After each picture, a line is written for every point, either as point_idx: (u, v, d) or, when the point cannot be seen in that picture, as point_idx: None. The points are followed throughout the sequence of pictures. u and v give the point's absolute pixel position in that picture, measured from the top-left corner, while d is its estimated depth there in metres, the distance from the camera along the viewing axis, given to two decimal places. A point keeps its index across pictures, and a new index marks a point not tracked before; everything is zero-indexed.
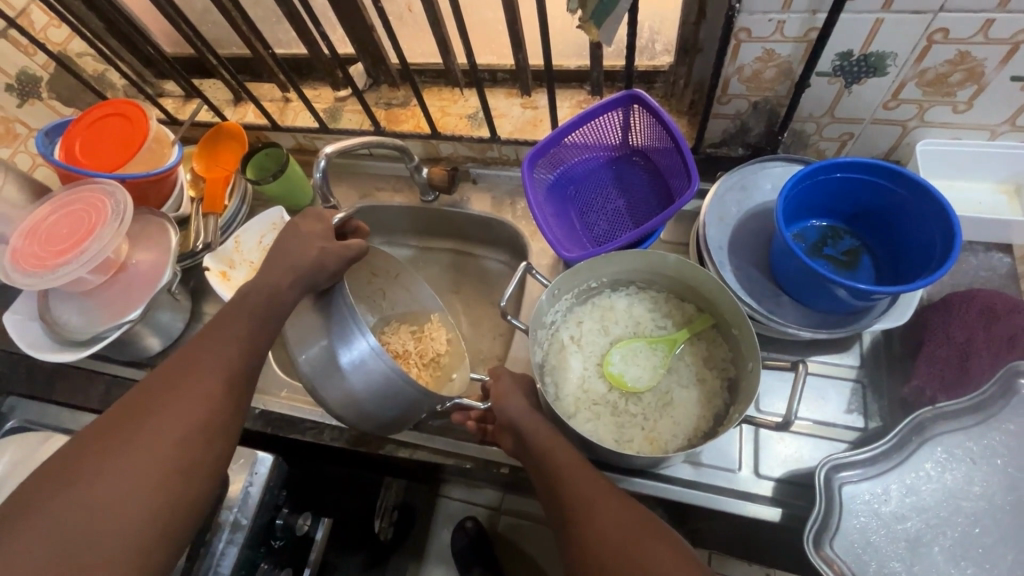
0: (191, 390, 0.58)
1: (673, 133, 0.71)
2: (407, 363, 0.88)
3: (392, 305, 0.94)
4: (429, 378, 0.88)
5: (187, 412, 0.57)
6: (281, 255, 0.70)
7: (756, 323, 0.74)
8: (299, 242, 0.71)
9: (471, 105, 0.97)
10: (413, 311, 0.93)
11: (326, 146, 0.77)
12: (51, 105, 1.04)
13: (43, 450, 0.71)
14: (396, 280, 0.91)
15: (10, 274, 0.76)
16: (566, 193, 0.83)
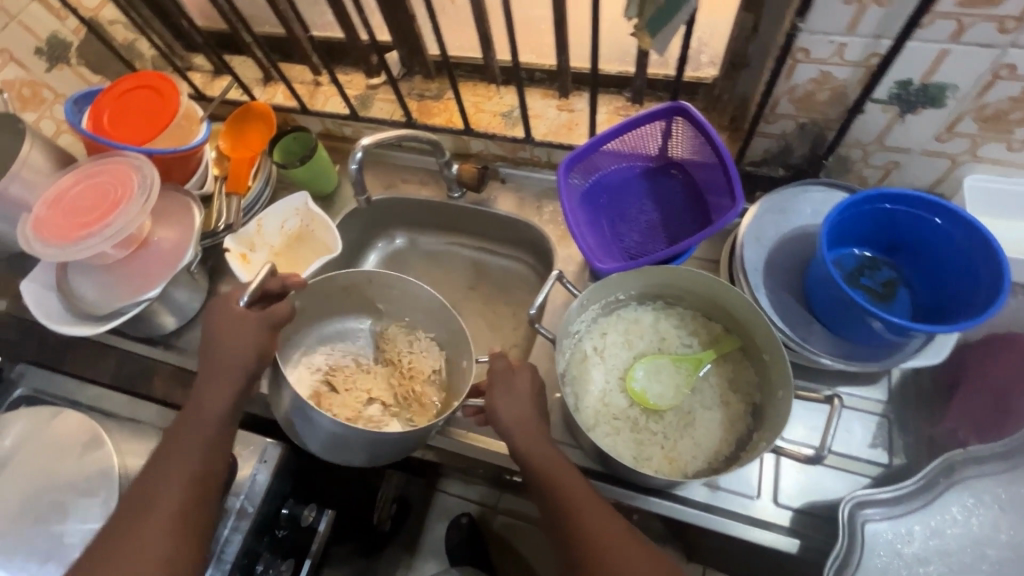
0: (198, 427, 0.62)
1: (719, 149, 0.69)
2: (401, 373, 0.83)
3: (372, 303, 0.87)
4: (441, 383, 0.83)
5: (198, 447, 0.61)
6: (217, 349, 0.64)
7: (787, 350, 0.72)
8: (225, 333, 0.65)
9: (506, 102, 0.96)
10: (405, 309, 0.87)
11: (363, 139, 0.75)
12: (79, 71, 1.03)
13: (49, 429, 0.69)
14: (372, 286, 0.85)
15: (31, 243, 0.75)
16: (599, 201, 0.82)
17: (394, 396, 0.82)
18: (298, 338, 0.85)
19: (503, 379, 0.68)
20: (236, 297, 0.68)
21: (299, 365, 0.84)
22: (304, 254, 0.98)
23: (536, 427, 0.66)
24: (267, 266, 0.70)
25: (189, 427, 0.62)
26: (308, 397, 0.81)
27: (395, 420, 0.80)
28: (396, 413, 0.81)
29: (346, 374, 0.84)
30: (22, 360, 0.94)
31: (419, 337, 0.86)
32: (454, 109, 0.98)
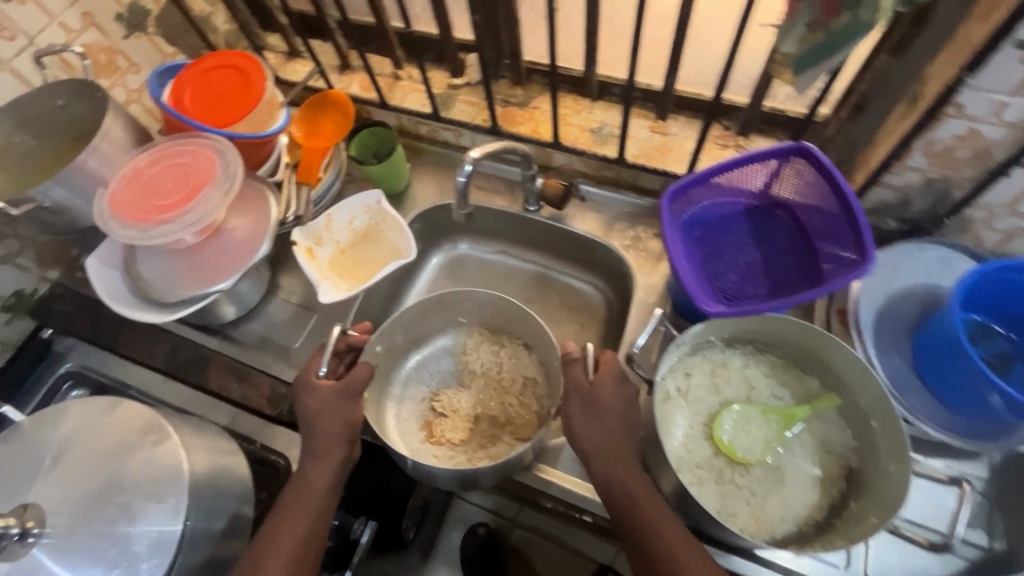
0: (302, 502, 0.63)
1: (846, 196, 0.65)
2: (501, 384, 0.85)
3: (453, 316, 0.89)
4: (540, 391, 0.83)
5: (302, 525, 0.62)
6: (316, 429, 0.65)
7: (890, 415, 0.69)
8: (318, 411, 0.66)
9: (595, 118, 0.92)
10: (486, 317, 0.88)
11: (472, 151, 0.72)
12: (154, 41, 0.99)
13: (109, 422, 0.65)
14: (441, 307, 0.86)
15: (108, 223, 0.72)
16: (696, 235, 0.78)
17: (500, 407, 0.83)
18: (397, 375, 0.87)
19: (591, 395, 0.67)
20: (314, 370, 0.70)
21: (402, 402, 0.86)
22: (371, 255, 0.93)
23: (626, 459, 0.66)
24: (337, 330, 0.71)
25: (295, 501, 0.63)
26: (421, 429, 0.83)
27: (504, 434, 0.80)
28: (503, 425, 0.81)
29: (449, 397, 0.85)
30: (73, 334, 0.91)
31: (508, 350, 0.88)
32: (541, 120, 0.94)
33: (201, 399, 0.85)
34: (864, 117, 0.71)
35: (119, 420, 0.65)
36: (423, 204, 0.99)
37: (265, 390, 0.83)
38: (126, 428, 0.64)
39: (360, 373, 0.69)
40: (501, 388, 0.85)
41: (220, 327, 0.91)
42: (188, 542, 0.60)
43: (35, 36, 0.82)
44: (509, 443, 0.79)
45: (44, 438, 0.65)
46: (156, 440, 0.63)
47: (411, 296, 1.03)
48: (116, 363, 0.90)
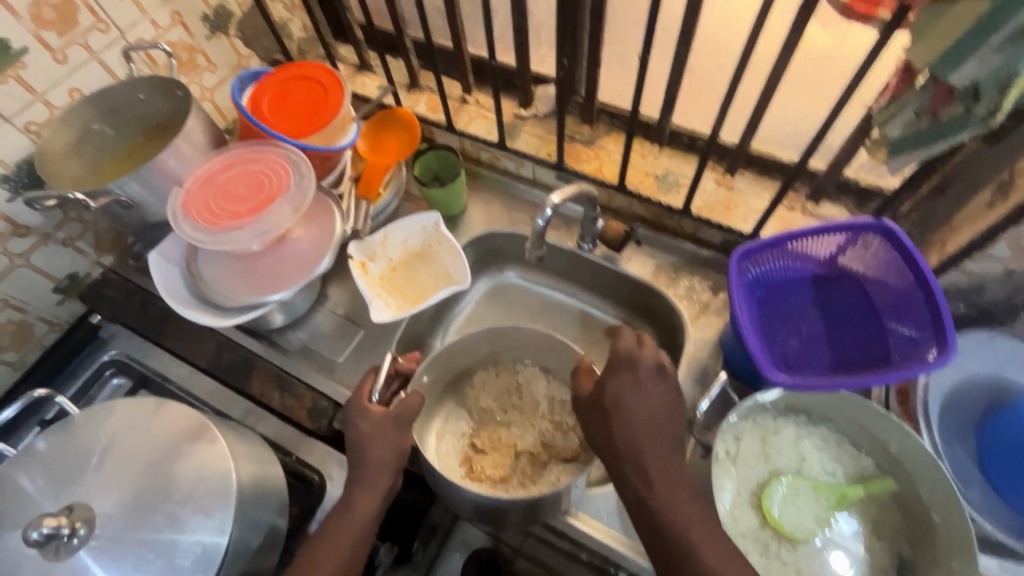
0: (344, 527, 0.63)
1: (929, 281, 0.64)
2: (536, 413, 0.86)
3: (494, 351, 0.89)
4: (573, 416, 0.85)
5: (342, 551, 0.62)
6: (367, 454, 0.65)
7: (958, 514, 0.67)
8: (371, 436, 0.66)
9: (661, 164, 0.92)
10: (523, 349, 0.88)
11: (552, 195, 0.72)
12: (233, 42, 1.01)
13: (159, 422, 0.66)
14: (483, 342, 0.87)
15: (180, 223, 0.72)
16: (760, 298, 0.77)
17: (537, 437, 0.83)
18: (437, 409, 0.87)
19: (609, 397, 0.64)
20: (366, 394, 0.70)
21: (442, 437, 0.85)
22: (423, 277, 0.93)
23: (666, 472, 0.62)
24: (389, 355, 0.74)
25: (338, 526, 0.63)
26: (460, 465, 0.83)
27: (546, 471, 0.80)
28: (545, 459, 0.81)
29: (488, 433, 0.85)
30: (120, 322, 0.91)
31: (541, 379, 0.88)
32: (606, 160, 0.94)
33: (243, 404, 0.85)
34: (944, 197, 0.71)
35: (168, 422, 0.65)
36: (476, 230, 0.99)
37: (306, 402, 0.82)
38: (176, 431, 0.65)
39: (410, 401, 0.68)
40: (537, 417, 0.86)
41: (266, 333, 0.91)
42: (232, 555, 0.60)
43: (127, 30, 0.84)
44: (551, 477, 0.80)
45: (94, 431, 0.65)
46: (206, 448, 0.63)
47: (454, 322, 1.02)
48: (160, 357, 0.90)
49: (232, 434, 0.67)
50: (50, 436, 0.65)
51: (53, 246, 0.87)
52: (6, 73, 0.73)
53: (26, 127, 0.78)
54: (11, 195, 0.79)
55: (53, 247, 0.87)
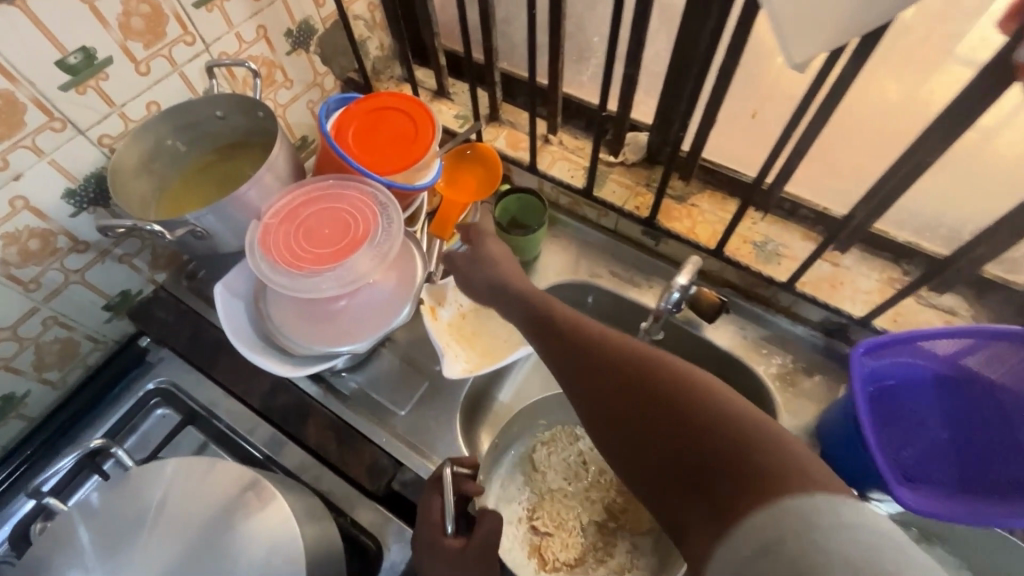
0: None
1: None
2: (595, 480, 0.81)
3: (533, 417, 0.87)
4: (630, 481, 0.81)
5: None
6: None
7: None
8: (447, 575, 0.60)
9: (760, 231, 0.86)
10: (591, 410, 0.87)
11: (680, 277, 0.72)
12: (312, 59, 0.96)
13: (212, 487, 0.61)
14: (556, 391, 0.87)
15: (260, 264, 0.67)
16: (877, 396, 0.69)
17: (602, 507, 0.79)
18: (489, 489, 0.82)
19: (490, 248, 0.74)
20: (440, 525, 0.62)
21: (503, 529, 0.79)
22: (494, 326, 0.87)
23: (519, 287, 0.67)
24: (446, 469, 0.65)
25: None
26: (530, 556, 0.77)
27: (617, 540, 0.78)
28: (616, 530, 0.78)
29: (550, 509, 0.80)
30: (171, 348, 0.86)
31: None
32: (700, 219, 0.88)
33: (297, 453, 0.78)
34: None
35: (224, 482, 0.61)
36: (552, 279, 0.93)
37: (365, 459, 0.75)
38: (234, 495, 0.60)
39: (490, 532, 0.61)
40: (597, 484, 0.81)
41: (324, 374, 0.85)
42: None
43: (211, 43, 0.78)
44: (626, 554, 0.77)
45: (143, 493, 0.61)
46: (265, 516, 0.59)
47: None
48: (210, 390, 0.84)
49: (298, 503, 0.61)
50: (104, 489, 0.61)
51: (109, 263, 0.81)
52: (86, 84, 0.68)
53: (100, 140, 0.73)
54: (75, 210, 0.74)
55: (109, 264, 0.81)
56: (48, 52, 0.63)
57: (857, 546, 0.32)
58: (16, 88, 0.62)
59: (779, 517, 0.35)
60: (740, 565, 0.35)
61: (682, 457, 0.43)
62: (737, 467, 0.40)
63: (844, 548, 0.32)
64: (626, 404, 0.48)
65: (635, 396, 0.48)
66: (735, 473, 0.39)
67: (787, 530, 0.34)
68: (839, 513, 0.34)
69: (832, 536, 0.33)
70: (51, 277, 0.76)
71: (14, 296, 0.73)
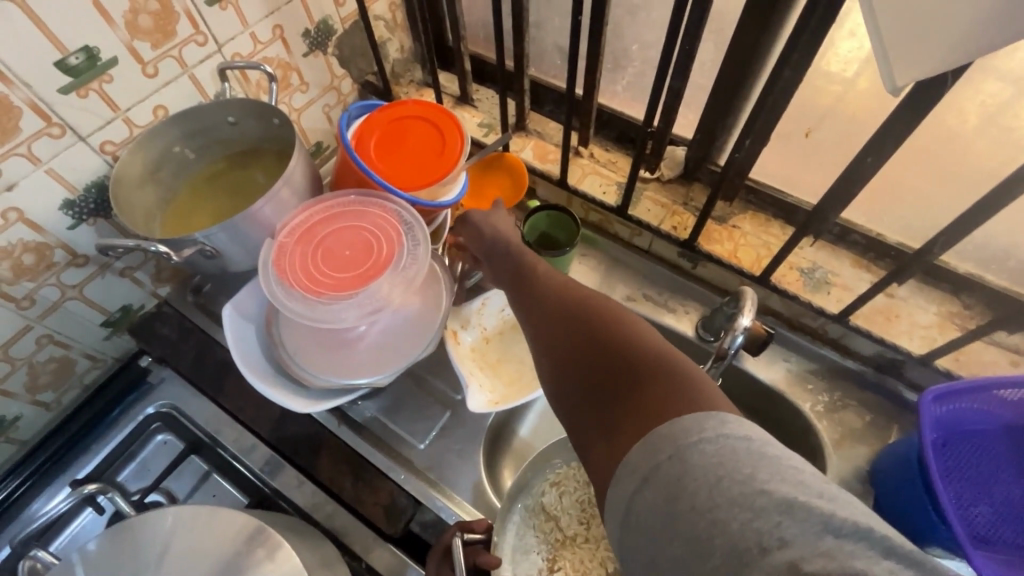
0: None
1: None
2: None
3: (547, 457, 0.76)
4: None
5: None
6: None
7: None
8: None
9: (806, 257, 0.80)
10: None
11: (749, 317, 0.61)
12: (329, 61, 0.90)
13: (217, 538, 0.55)
14: None
15: (275, 291, 0.62)
16: (943, 446, 0.64)
17: None
18: (503, 547, 0.70)
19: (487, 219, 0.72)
20: None
21: None
22: (520, 353, 0.81)
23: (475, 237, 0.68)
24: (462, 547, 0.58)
25: None
26: None
27: None
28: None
29: (572, 559, 0.71)
30: (174, 368, 0.80)
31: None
32: (742, 243, 0.82)
33: (308, 489, 0.73)
34: None
35: (229, 532, 0.55)
36: None
37: (382, 497, 0.70)
38: (240, 546, 0.55)
39: None
40: None
41: None
42: None
43: (224, 43, 0.72)
44: None
45: (138, 545, 0.55)
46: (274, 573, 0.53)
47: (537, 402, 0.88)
48: (215, 416, 0.78)
49: (311, 555, 0.56)
50: (101, 536, 0.56)
51: (109, 277, 0.76)
52: (89, 86, 0.62)
53: (101, 147, 0.67)
54: (74, 221, 0.68)
55: (109, 278, 0.76)
56: (47, 52, 0.57)
57: (716, 457, 0.35)
58: (10, 91, 0.56)
59: (651, 439, 0.37)
60: (628, 496, 0.37)
61: (590, 394, 0.45)
62: (632, 396, 0.41)
63: (706, 463, 0.35)
64: (552, 334, 0.50)
65: (554, 340, 0.49)
66: (628, 403, 0.41)
67: (658, 453, 0.37)
68: (704, 429, 0.36)
69: (695, 452, 0.35)
70: (45, 294, 0.70)
71: (6, 315, 0.67)
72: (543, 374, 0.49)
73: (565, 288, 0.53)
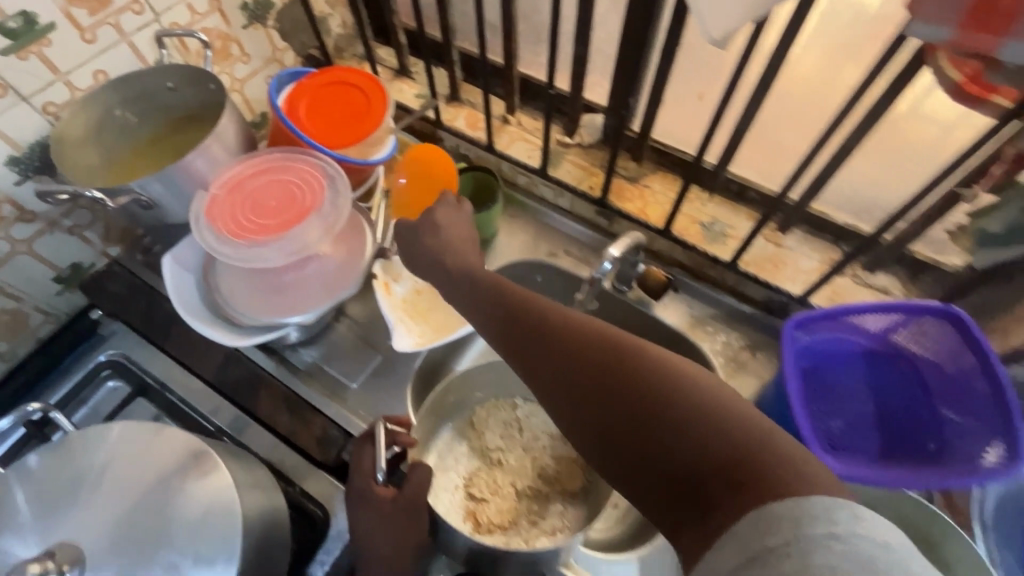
0: None
1: (987, 353, 0.63)
2: (531, 450, 0.80)
3: (472, 390, 0.83)
4: (561, 446, 0.80)
5: None
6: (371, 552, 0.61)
7: None
8: (374, 531, 0.61)
9: (708, 212, 0.88)
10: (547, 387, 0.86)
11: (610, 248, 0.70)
12: (269, 33, 0.95)
13: (157, 452, 0.61)
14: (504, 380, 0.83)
15: (205, 233, 0.68)
16: (807, 368, 0.72)
17: (538, 474, 0.78)
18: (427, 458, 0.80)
19: (434, 222, 0.70)
20: (372, 475, 0.63)
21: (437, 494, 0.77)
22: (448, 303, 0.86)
23: (427, 238, 0.69)
24: (381, 425, 0.63)
25: None
26: (464, 519, 0.75)
27: (551, 504, 0.76)
28: (551, 494, 0.77)
29: (486, 477, 0.79)
30: (122, 320, 0.85)
31: (542, 412, 0.82)
32: (651, 200, 0.90)
33: (248, 425, 0.79)
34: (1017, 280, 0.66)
35: (166, 449, 0.61)
36: (508, 259, 0.94)
37: (315, 430, 0.77)
38: (177, 459, 0.60)
39: (419, 492, 0.63)
40: (539, 453, 0.80)
41: (277, 348, 0.86)
42: None
43: (162, 13, 0.78)
44: (561, 517, 0.75)
45: (84, 457, 0.60)
46: (205, 480, 0.59)
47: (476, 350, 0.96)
48: (161, 362, 0.84)
49: (239, 469, 0.63)
50: (43, 453, 0.61)
51: (58, 234, 0.81)
52: (28, 50, 0.67)
53: (44, 108, 0.72)
54: (19, 178, 0.73)
55: (57, 235, 0.81)
56: None
57: (847, 559, 0.32)
58: None
59: (764, 523, 0.35)
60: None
61: (665, 468, 0.42)
62: (729, 474, 0.39)
63: (828, 559, 0.32)
64: (601, 396, 0.46)
65: (620, 401, 0.45)
66: (721, 481, 0.39)
67: (770, 538, 0.34)
68: (833, 523, 0.33)
69: (818, 547, 0.33)
70: None
71: None
72: (604, 446, 0.46)
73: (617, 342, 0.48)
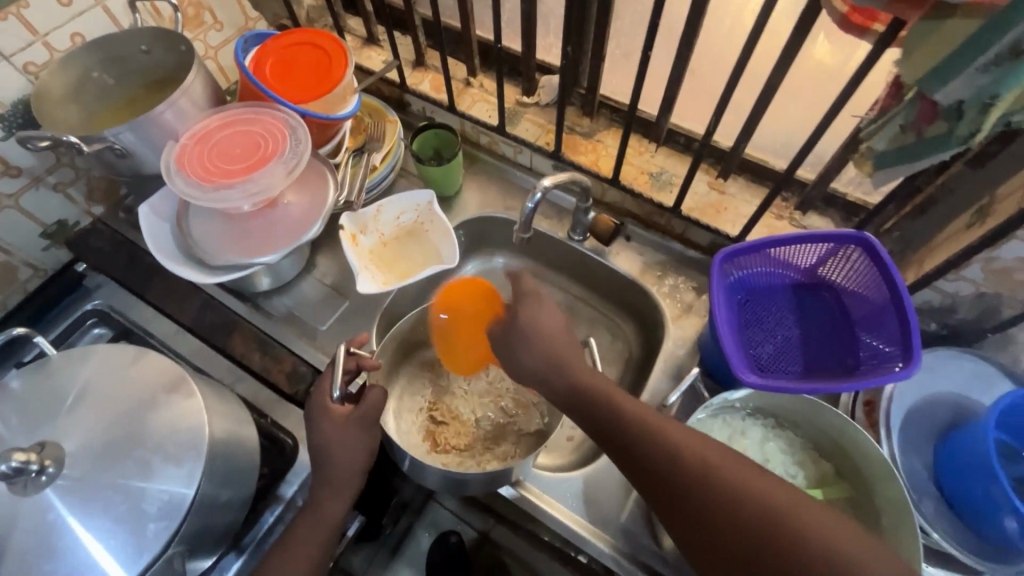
0: (311, 527, 0.66)
1: (899, 287, 0.66)
2: (491, 386, 0.86)
3: None
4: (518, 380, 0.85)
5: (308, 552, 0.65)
6: (329, 458, 0.66)
7: (924, 534, 0.68)
8: (331, 441, 0.67)
9: (656, 163, 0.93)
10: None
11: (545, 180, 0.75)
12: (241, 3, 1.00)
13: (132, 375, 0.66)
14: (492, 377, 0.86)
15: (174, 177, 0.73)
16: (737, 300, 0.78)
17: (495, 405, 0.84)
18: (391, 390, 0.86)
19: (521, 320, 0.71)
20: (327, 393, 0.69)
21: (399, 418, 0.84)
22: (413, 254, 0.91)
23: (529, 354, 0.70)
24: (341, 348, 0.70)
25: (305, 531, 0.66)
26: (424, 441, 0.83)
27: (507, 431, 0.83)
28: (507, 424, 0.83)
29: (446, 405, 0.85)
30: (106, 273, 0.91)
31: None
32: (604, 154, 0.95)
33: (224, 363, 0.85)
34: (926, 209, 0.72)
35: (142, 373, 0.66)
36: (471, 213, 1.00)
37: (286, 366, 0.82)
38: (151, 382, 0.66)
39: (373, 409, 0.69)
40: (497, 387, 0.85)
41: (251, 295, 0.91)
42: (199, 504, 0.61)
43: None
44: (514, 443, 0.82)
45: (66, 378, 0.66)
46: (177, 402, 0.64)
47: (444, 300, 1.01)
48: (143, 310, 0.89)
49: (210, 390, 0.69)
50: (26, 377, 0.66)
51: (43, 190, 0.86)
52: (8, 10, 0.72)
53: (24, 67, 0.77)
54: (4, 134, 0.79)
55: (41, 191, 0.86)
56: None
57: None
58: None
59: None
60: None
61: None
62: None
63: None
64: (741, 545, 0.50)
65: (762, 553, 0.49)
66: None
67: None
68: None
69: None
70: None
71: None
72: None
73: (771, 519, 0.50)
